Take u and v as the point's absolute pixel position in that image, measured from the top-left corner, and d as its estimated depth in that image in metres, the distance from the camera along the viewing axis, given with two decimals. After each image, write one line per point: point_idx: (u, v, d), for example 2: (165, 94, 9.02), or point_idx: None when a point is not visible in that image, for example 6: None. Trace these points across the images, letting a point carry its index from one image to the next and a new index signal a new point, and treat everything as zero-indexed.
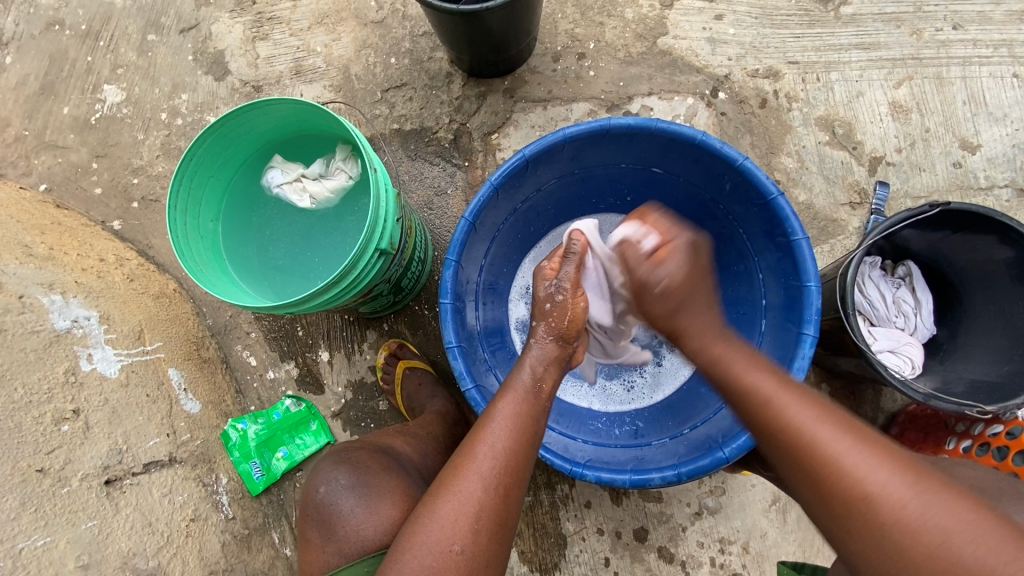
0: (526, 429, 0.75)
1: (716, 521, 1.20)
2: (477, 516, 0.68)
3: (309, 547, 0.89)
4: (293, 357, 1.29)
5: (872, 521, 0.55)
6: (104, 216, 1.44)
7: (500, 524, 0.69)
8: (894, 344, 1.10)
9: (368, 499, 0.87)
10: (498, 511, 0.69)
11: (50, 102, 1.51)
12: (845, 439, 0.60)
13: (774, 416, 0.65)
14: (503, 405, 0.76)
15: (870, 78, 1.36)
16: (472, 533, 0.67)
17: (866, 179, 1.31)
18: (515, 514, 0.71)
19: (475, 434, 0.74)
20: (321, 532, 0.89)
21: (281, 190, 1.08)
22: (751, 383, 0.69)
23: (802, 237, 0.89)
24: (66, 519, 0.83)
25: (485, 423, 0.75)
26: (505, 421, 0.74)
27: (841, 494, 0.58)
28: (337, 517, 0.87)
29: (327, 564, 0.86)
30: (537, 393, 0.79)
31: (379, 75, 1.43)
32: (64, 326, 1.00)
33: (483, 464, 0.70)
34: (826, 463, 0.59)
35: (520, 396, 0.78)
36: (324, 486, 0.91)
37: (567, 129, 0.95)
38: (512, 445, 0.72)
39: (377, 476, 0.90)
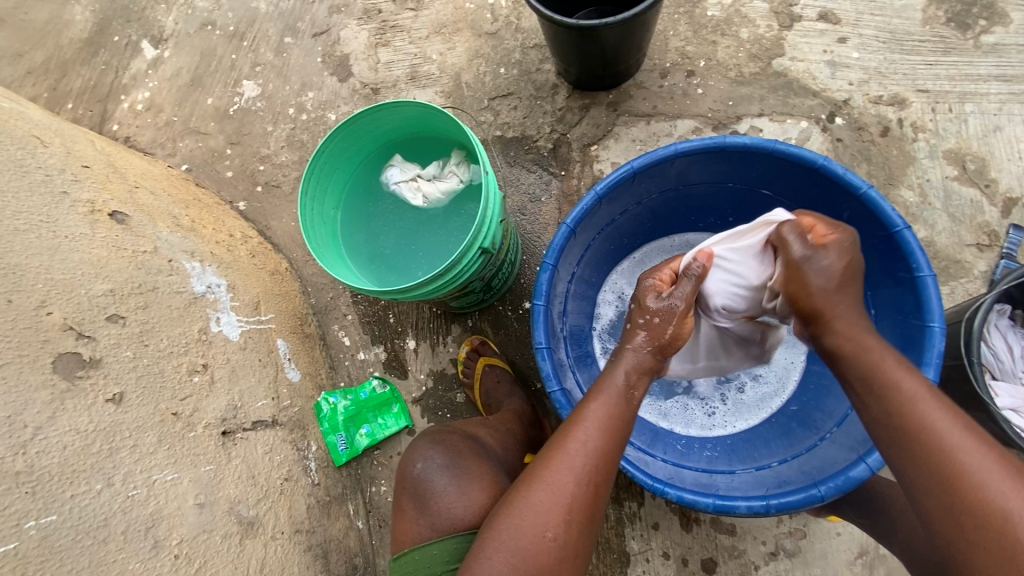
0: (617, 430, 0.75)
1: (793, 565, 1.13)
2: (569, 508, 0.70)
3: (405, 517, 0.94)
4: (383, 341, 1.37)
5: (1009, 546, 0.56)
6: (232, 197, 1.61)
7: (590, 518, 0.71)
8: (1019, 403, 1.00)
9: (460, 479, 0.92)
10: (588, 505, 0.71)
11: (198, 93, 1.71)
12: (992, 464, 0.60)
13: (913, 420, 0.65)
14: (590, 405, 0.77)
15: (1011, 111, 1.25)
16: (564, 523, 0.69)
17: (998, 220, 1.20)
18: (604, 510, 0.73)
19: (567, 429, 0.75)
20: (415, 504, 0.93)
21: (397, 186, 1.15)
22: (902, 388, 0.68)
23: (929, 274, 0.83)
24: (190, 460, 0.93)
25: (575, 420, 0.76)
26: (597, 419, 0.75)
27: (978, 511, 0.58)
28: (432, 493, 0.92)
29: (421, 535, 0.90)
30: (629, 396, 0.79)
31: (488, 83, 1.50)
32: (201, 289, 1.12)
33: (575, 459, 0.72)
34: (969, 479, 0.60)
35: (612, 396, 0.78)
36: (420, 462, 0.95)
37: (679, 144, 0.95)
38: (605, 444, 0.73)
39: (468, 459, 0.95)
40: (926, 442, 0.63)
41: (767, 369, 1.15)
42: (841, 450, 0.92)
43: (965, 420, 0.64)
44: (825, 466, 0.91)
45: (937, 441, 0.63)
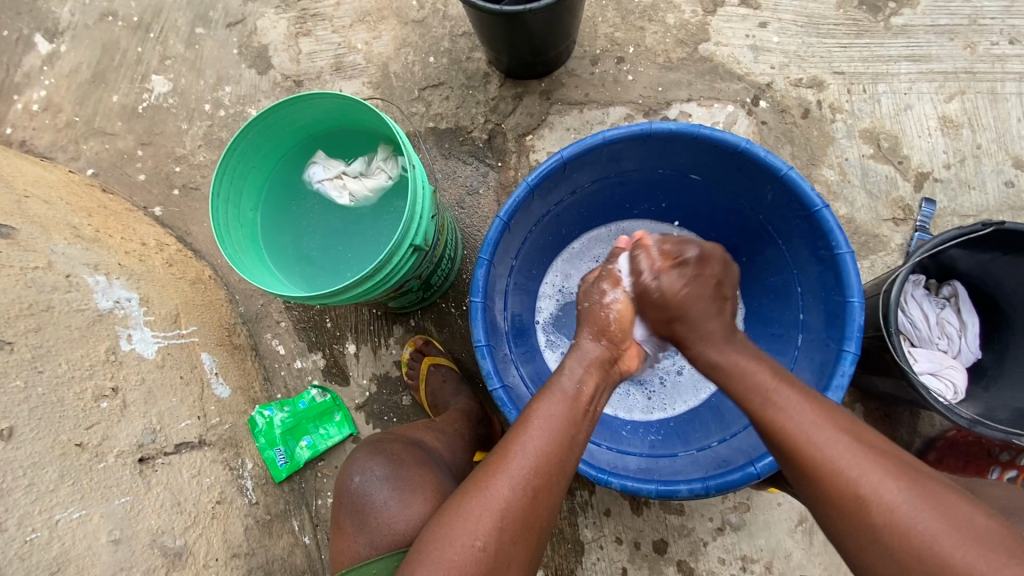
0: (565, 433, 0.74)
1: (739, 538, 1.17)
2: (501, 516, 0.67)
3: (342, 534, 0.90)
4: (321, 348, 1.31)
5: (865, 521, 0.61)
6: (146, 202, 1.48)
7: (525, 528, 0.68)
8: (935, 366, 1.06)
9: (401, 492, 0.88)
10: (524, 512, 0.68)
11: (101, 90, 1.57)
12: (843, 444, 0.65)
13: (763, 407, 0.71)
14: (541, 405, 0.76)
15: (918, 90, 1.32)
16: (495, 530, 0.67)
17: (910, 195, 1.27)
18: (545, 520, 0.70)
19: (512, 433, 0.73)
20: (353, 521, 0.89)
21: (321, 185, 1.10)
22: (755, 381, 0.73)
23: (846, 251, 0.86)
24: (101, 493, 0.85)
25: (521, 424, 0.74)
26: (545, 421, 0.74)
27: (830, 493, 0.63)
28: (371, 508, 0.88)
29: (358, 554, 0.86)
30: (579, 397, 0.77)
31: (417, 73, 1.45)
32: (107, 306, 1.03)
33: (515, 466, 0.70)
34: (824, 462, 0.64)
35: (562, 398, 0.76)
36: (358, 475, 0.92)
37: (607, 132, 0.94)
38: (548, 448, 0.71)
39: (410, 469, 0.91)
40: (780, 432, 0.68)
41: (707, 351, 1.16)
42: None
43: (815, 401, 0.70)
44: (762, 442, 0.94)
45: (791, 431, 0.67)
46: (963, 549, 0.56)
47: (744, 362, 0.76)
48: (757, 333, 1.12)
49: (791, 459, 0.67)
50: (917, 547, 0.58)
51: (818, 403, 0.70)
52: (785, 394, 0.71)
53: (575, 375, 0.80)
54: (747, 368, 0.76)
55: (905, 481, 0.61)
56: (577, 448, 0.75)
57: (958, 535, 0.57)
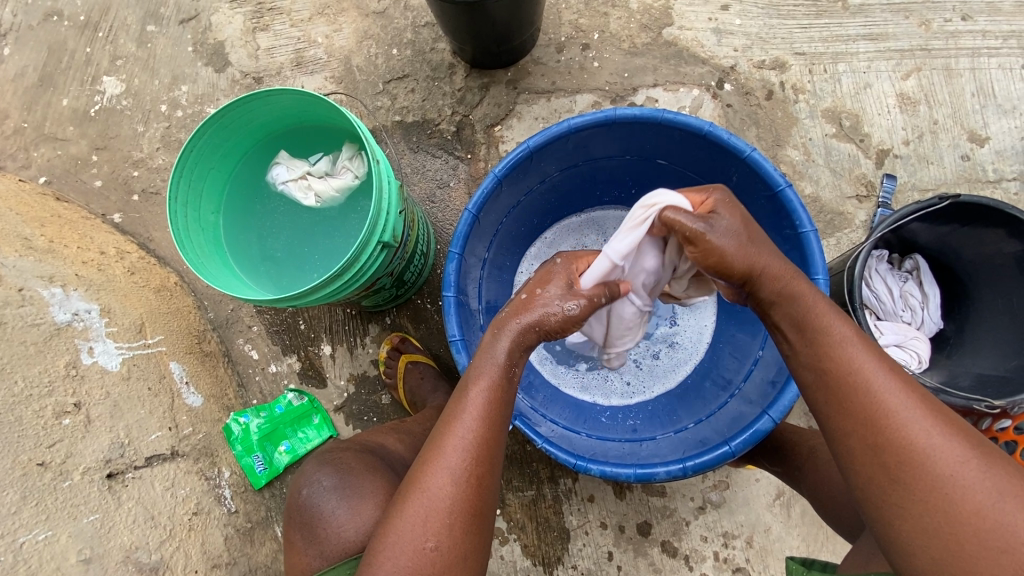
0: (497, 417, 0.73)
1: (720, 515, 1.19)
2: (449, 512, 0.67)
3: (294, 550, 0.89)
4: (296, 350, 1.29)
5: (925, 480, 0.59)
6: (104, 209, 1.43)
7: (473, 517, 0.68)
8: (900, 338, 1.09)
9: (349, 499, 0.87)
10: (470, 503, 0.68)
11: (49, 94, 1.50)
12: (911, 400, 0.63)
13: (845, 366, 0.66)
14: (470, 394, 0.73)
15: (877, 69, 1.34)
16: (444, 528, 0.67)
17: (872, 172, 1.29)
18: (490, 502, 0.70)
19: (445, 427, 0.72)
20: (303, 534, 0.88)
21: (285, 187, 1.07)
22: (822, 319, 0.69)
23: (810, 229, 0.88)
24: (67, 513, 0.83)
25: (453, 416, 0.72)
26: (476, 407, 0.72)
27: (892, 427, 0.62)
28: (320, 519, 0.87)
29: (311, 566, 0.86)
30: (510, 378, 0.75)
31: (381, 66, 1.42)
32: (65, 319, 0.99)
33: (453, 460, 0.69)
34: (895, 421, 0.62)
35: (490, 380, 0.74)
36: (306, 487, 0.91)
37: (571, 120, 0.93)
38: (484, 436, 0.71)
39: (359, 475, 0.89)
40: (853, 387, 0.64)
41: (680, 336, 1.18)
42: (747, 404, 0.96)
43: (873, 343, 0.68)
44: (735, 421, 0.95)
45: (866, 389, 0.64)
46: (1018, 510, 0.56)
47: (823, 312, 0.70)
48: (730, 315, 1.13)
49: (857, 420, 0.64)
50: (974, 507, 0.57)
51: (891, 363, 0.66)
52: (863, 351, 0.66)
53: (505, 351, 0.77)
54: (826, 316, 0.69)
55: (969, 443, 0.60)
56: (509, 425, 0.75)
57: (1017, 498, 0.56)
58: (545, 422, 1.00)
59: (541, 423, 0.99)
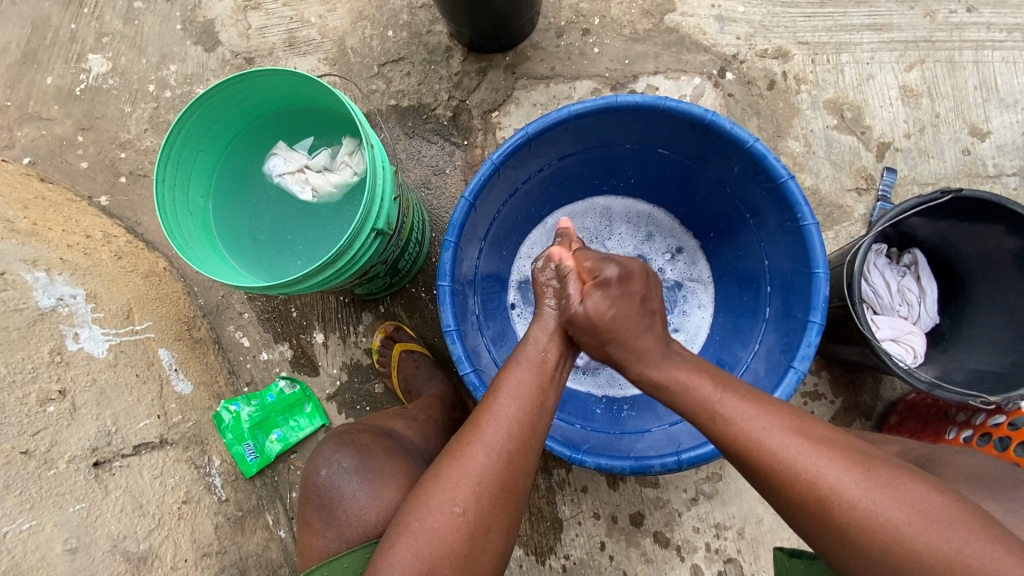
0: (536, 400, 0.74)
1: (712, 507, 1.19)
2: (480, 480, 0.66)
3: (310, 531, 0.87)
4: (287, 338, 1.27)
5: (864, 538, 0.58)
6: (91, 191, 1.39)
7: (504, 490, 0.67)
8: (896, 333, 1.08)
9: (371, 482, 0.84)
10: (503, 476, 0.67)
11: (33, 72, 1.45)
12: (794, 444, 0.64)
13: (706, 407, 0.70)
14: (510, 374, 0.76)
15: (880, 60, 1.32)
16: (474, 495, 0.66)
17: (873, 164, 1.28)
18: (523, 484, 0.69)
19: (484, 403, 0.73)
20: (322, 516, 0.86)
21: (282, 179, 1.05)
22: (698, 395, 0.72)
23: (812, 222, 0.85)
24: (53, 502, 0.81)
25: (493, 395, 0.74)
26: (511, 392, 0.73)
27: (797, 497, 0.61)
28: (340, 501, 0.85)
29: (328, 550, 0.83)
30: (544, 367, 0.79)
31: (376, 48, 1.38)
32: (49, 304, 0.96)
33: (489, 431, 0.69)
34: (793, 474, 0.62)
35: (528, 367, 0.77)
36: (325, 469, 0.88)
37: (571, 107, 0.91)
38: (522, 413, 0.71)
39: (380, 459, 0.87)
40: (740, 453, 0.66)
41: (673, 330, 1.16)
42: None
43: (759, 404, 0.68)
44: None
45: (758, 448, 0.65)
46: (936, 536, 0.55)
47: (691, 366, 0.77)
48: (727, 305, 1.12)
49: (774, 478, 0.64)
50: (895, 544, 0.56)
51: (763, 404, 0.68)
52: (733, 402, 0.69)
53: (539, 344, 0.82)
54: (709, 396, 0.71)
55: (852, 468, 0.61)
56: (548, 415, 0.75)
57: (929, 518, 0.56)
58: None
59: None
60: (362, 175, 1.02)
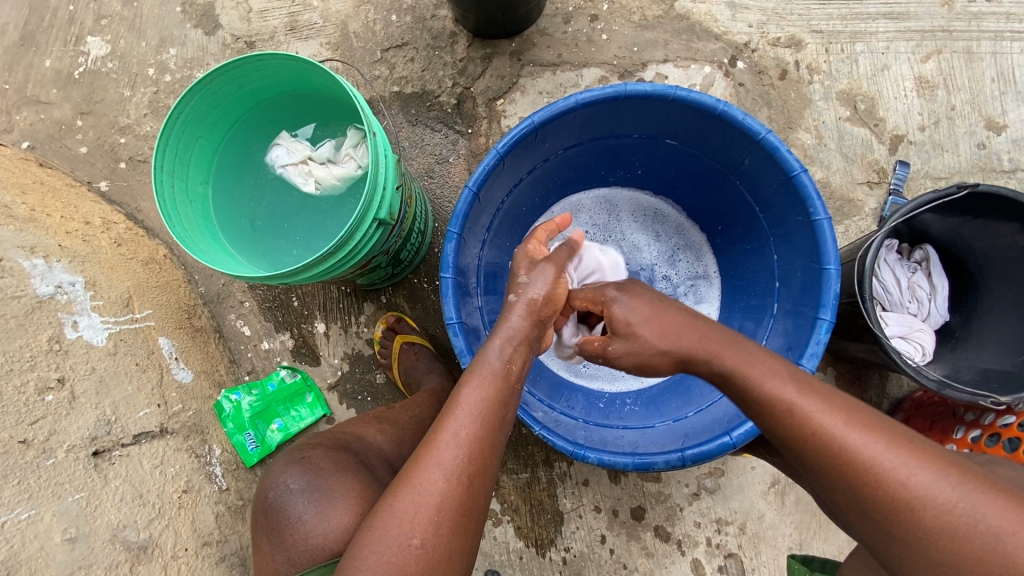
0: (493, 415, 0.70)
1: (714, 502, 1.19)
2: (437, 508, 0.65)
3: (262, 554, 0.85)
4: (289, 328, 1.27)
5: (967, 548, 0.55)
6: (90, 176, 1.38)
7: (462, 515, 0.66)
8: (905, 330, 1.07)
9: (318, 503, 0.82)
10: (461, 501, 0.66)
11: (31, 54, 1.43)
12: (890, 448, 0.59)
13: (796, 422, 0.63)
14: (465, 391, 0.70)
15: (895, 50, 1.29)
16: (432, 525, 0.65)
17: (886, 158, 1.25)
18: (480, 505, 0.68)
19: (439, 422, 0.69)
20: (271, 538, 0.84)
21: (285, 170, 1.03)
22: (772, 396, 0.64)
23: (824, 217, 0.83)
24: (52, 491, 0.81)
25: (448, 414, 0.69)
26: (468, 408, 0.69)
27: (895, 500, 0.58)
28: (287, 524, 0.82)
29: (279, 572, 0.82)
30: (507, 378, 0.72)
31: (379, 33, 1.35)
32: (47, 292, 0.95)
33: (445, 454, 0.67)
34: (895, 500, 0.58)
35: (487, 379, 0.71)
36: (274, 489, 0.86)
37: (579, 95, 0.89)
38: (479, 434, 0.68)
39: (330, 476, 0.84)
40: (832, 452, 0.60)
41: None
42: None
43: (846, 407, 0.63)
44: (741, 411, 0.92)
45: (865, 474, 0.59)
46: None
47: (764, 376, 0.65)
48: (732, 301, 1.10)
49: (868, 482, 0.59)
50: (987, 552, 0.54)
51: (850, 406, 0.63)
52: (817, 402, 0.63)
53: (502, 351, 0.73)
54: (775, 387, 0.65)
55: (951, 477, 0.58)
56: (507, 425, 0.72)
57: None
58: (543, 408, 0.98)
59: (536, 409, 0.97)
60: (365, 168, 1.00)
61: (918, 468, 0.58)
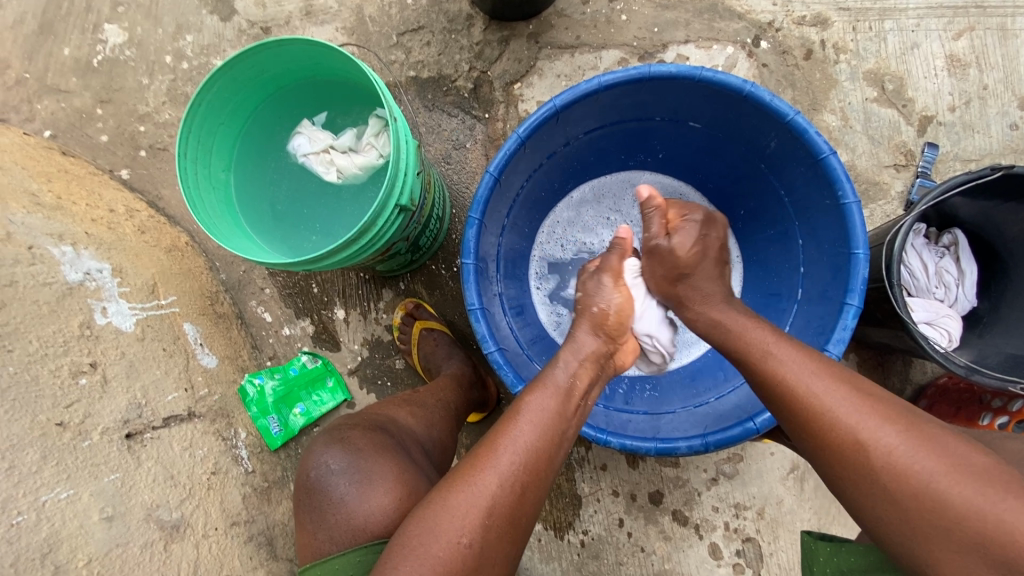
0: (552, 428, 0.73)
1: (732, 487, 1.19)
2: (490, 512, 0.66)
3: (303, 532, 0.86)
4: (309, 314, 1.28)
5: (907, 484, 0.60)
6: (111, 164, 1.39)
7: (510, 522, 0.68)
8: (932, 316, 1.05)
9: (361, 485, 0.83)
10: (511, 509, 0.68)
11: (50, 43, 1.44)
12: (844, 398, 0.66)
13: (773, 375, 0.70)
14: (532, 400, 0.74)
15: (926, 27, 1.25)
16: (481, 527, 0.66)
17: (913, 139, 1.22)
18: (528, 516, 0.70)
19: (502, 427, 0.72)
20: (312, 517, 0.85)
21: (307, 159, 1.03)
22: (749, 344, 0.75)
23: (853, 201, 0.81)
24: (89, 472, 0.83)
25: (511, 420, 0.72)
26: (533, 416, 0.72)
27: (852, 444, 0.63)
28: (329, 504, 0.84)
29: (319, 550, 0.83)
30: (569, 393, 0.77)
31: (395, 16, 1.34)
32: (77, 278, 0.96)
33: (504, 459, 0.69)
34: (850, 444, 0.63)
35: (552, 393, 0.76)
36: (315, 469, 0.87)
37: (602, 77, 0.87)
38: (538, 444, 0.71)
39: (369, 458, 0.85)
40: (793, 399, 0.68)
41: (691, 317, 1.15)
42: None
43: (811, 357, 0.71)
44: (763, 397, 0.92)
45: (827, 418, 0.65)
46: (973, 488, 0.57)
47: (747, 329, 0.77)
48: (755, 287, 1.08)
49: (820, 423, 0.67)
50: (924, 490, 0.59)
51: (832, 369, 0.70)
52: (783, 353, 0.73)
53: (568, 368, 0.79)
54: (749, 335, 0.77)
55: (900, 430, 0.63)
56: (563, 444, 0.75)
57: (968, 473, 0.58)
58: None
59: None
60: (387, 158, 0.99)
61: (867, 415, 0.64)
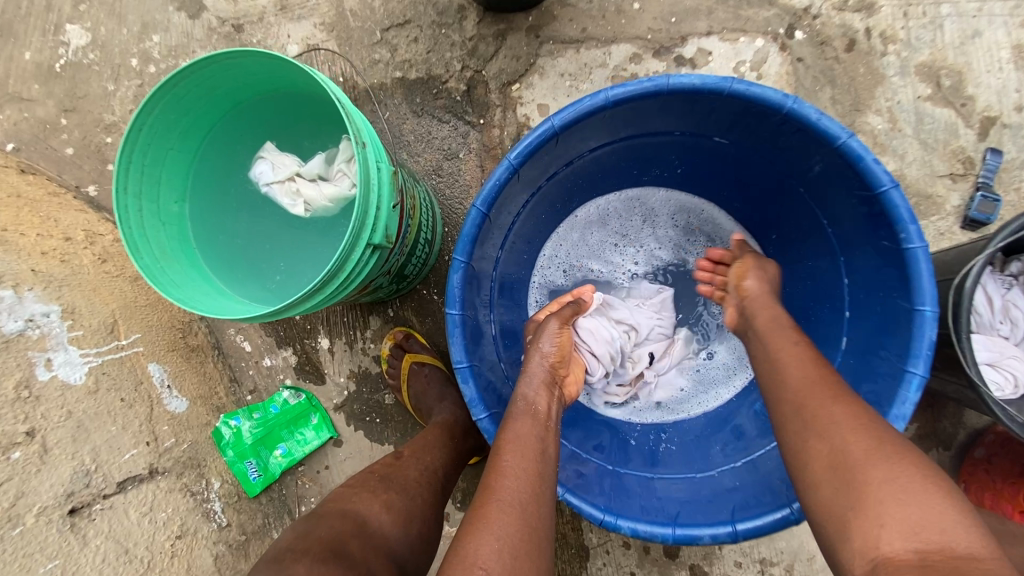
0: (545, 453, 0.69)
1: (757, 540, 1.07)
2: (507, 543, 0.58)
3: None
4: (290, 343, 1.17)
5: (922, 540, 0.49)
6: (78, 180, 1.28)
7: (528, 552, 0.59)
8: (994, 356, 0.90)
9: None
10: (525, 536, 0.59)
11: (9, 46, 1.32)
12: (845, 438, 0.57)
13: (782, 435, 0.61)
14: (517, 429, 0.70)
15: (991, 11, 1.07)
16: (501, 558, 0.57)
17: (973, 144, 1.05)
18: (544, 547, 0.61)
19: (495, 458, 0.67)
20: None
21: (269, 188, 0.90)
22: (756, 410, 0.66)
23: (920, 244, 0.66)
24: (22, 563, 0.73)
25: (499, 451, 0.67)
26: (523, 439, 0.69)
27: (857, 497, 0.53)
28: None
29: None
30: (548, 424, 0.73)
31: (378, 10, 1.19)
32: (15, 327, 0.85)
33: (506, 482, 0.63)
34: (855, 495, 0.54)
35: (534, 419, 0.72)
36: None
37: (608, 91, 0.73)
38: (533, 467, 0.65)
39: None
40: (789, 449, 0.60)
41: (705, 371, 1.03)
42: None
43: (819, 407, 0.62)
44: None
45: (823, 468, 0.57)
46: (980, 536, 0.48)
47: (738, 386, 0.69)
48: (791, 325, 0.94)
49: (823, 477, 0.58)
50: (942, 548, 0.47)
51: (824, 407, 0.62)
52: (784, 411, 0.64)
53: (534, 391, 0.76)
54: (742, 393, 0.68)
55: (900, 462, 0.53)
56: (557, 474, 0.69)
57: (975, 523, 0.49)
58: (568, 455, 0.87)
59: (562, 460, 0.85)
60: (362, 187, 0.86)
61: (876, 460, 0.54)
